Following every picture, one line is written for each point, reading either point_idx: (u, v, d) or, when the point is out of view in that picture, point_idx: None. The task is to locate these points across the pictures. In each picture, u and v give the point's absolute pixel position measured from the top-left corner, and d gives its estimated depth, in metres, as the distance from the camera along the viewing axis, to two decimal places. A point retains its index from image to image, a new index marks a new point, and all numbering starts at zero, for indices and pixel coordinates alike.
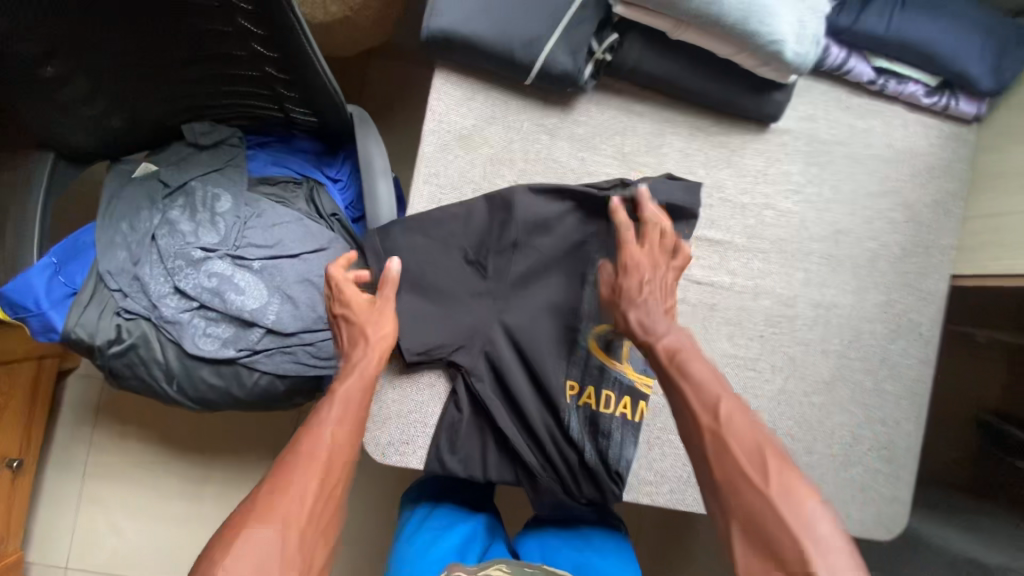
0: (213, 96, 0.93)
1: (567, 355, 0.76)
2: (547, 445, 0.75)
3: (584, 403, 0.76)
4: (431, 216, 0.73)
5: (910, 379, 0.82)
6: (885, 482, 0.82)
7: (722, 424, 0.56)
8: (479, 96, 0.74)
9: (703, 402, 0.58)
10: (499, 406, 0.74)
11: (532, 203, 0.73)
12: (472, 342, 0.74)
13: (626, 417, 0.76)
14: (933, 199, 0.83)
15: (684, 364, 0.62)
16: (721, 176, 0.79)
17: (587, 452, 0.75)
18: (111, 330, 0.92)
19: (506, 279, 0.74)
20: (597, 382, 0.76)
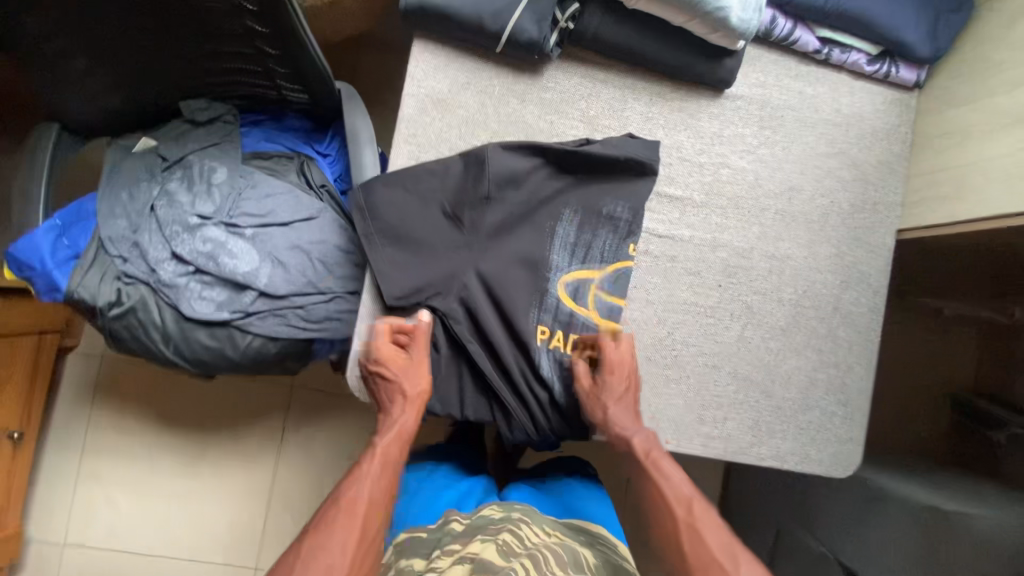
0: (209, 73, 0.99)
1: (538, 303, 0.82)
2: (518, 384, 0.81)
3: (554, 346, 0.82)
4: (410, 172, 0.79)
5: (861, 326, 0.89)
6: (839, 423, 0.88)
7: (697, 518, 0.70)
8: (454, 64, 0.81)
9: (680, 498, 0.73)
10: (474, 347, 0.80)
11: (503, 159, 0.78)
12: (449, 290, 0.79)
13: (592, 359, 0.83)
14: (878, 160, 0.89)
15: (662, 465, 0.76)
16: (680, 137, 0.85)
17: (556, 390, 0.82)
18: (112, 293, 0.97)
19: (480, 230, 0.79)
20: (566, 327, 0.82)
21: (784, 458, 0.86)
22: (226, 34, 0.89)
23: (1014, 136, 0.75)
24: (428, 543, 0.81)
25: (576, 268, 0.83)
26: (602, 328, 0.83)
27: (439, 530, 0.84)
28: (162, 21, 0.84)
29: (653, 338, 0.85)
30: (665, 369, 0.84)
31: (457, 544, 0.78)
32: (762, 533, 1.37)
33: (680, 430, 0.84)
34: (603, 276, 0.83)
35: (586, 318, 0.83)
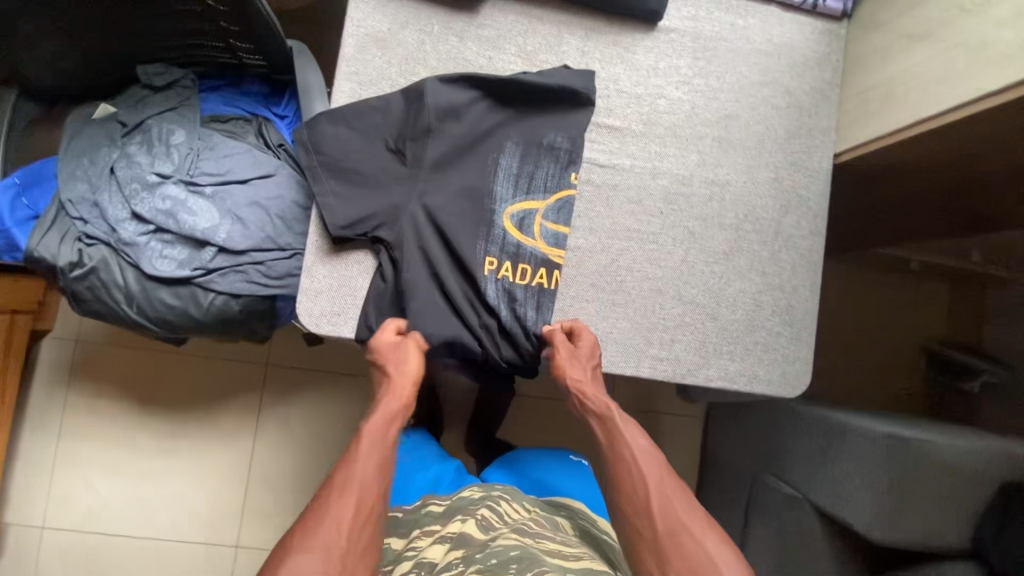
0: (163, 35, 1.02)
1: (483, 233, 0.82)
2: (462, 310, 0.82)
3: (502, 276, 0.82)
4: (350, 108, 0.80)
5: (804, 249, 0.91)
6: (787, 343, 0.89)
7: (666, 487, 0.70)
8: (392, 4, 0.83)
9: (653, 468, 0.72)
10: (419, 273, 0.81)
11: (441, 90, 0.80)
12: (393, 219, 0.81)
13: (542, 286, 0.84)
14: (811, 87, 0.92)
15: (631, 434, 0.77)
16: (616, 70, 0.88)
17: (504, 318, 0.83)
18: (73, 254, 0.99)
19: (423, 163, 0.81)
20: (514, 257, 0.83)
21: (733, 379, 0.88)
22: None
23: (928, 45, 0.78)
24: (406, 525, 0.85)
25: (521, 199, 0.84)
26: (549, 256, 0.84)
27: (417, 512, 0.87)
28: None
29: (598, 266, 0.86)
30: (612, 294, 0.86)
31: (436, 524, 0.82)
32: (737, 486, 1.37)
33: (629, 352, 0.86)
34: (547, 206, 0.84)
35: (533, 247, 0.83)
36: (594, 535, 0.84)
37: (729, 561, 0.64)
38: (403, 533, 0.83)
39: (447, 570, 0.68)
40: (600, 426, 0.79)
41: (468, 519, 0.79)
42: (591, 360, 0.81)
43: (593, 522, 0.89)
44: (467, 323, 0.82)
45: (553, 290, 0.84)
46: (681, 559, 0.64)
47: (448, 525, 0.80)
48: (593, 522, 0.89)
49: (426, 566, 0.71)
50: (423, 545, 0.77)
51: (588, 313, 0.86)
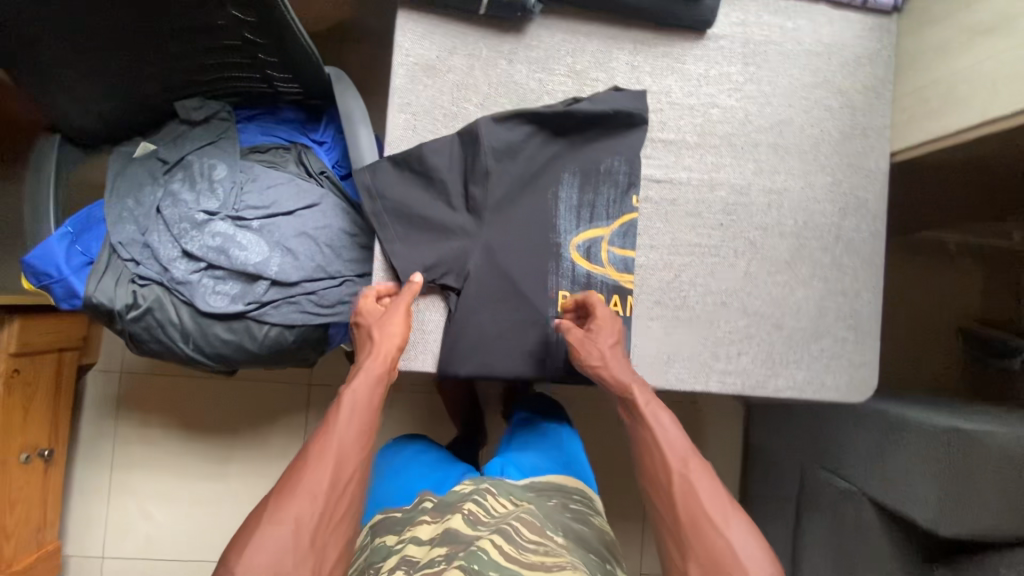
0: (200, 70, 1.01)
1: (551, 268, 0.83)
2: (537, 351, 0.83)
3: (577, 308, 0.83)
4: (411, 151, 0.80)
5: (866, 252, 0.90)
6: (852, 348, 0.90)
7: (689, 474, 0.69)
8: (439, 30, 0.82)
9: (678, 455, 0.70)
10: (493, 320, 0.82)
11: (498, 134, 0.80)
12: (469, 264, 0.81)
13: (618, 313, 0.84)
14: (865, 85, 0.91)
15: (657, 419, 0.74)
16: (667, 82, 0.87)
17: (580, 354, 0.83)
18: (128, 296, 0.99)
19: (488, 202, 0.80)
20: (586, 287, 0.83)
21: (801, 389, 0.88)
22: (213, 26, 0.91)
23: (1000, 38, 0.75)
24: (401, 521, 0.87)
25: (585, 228, 0.84)
26: (620, 282, 0.84)
27: (412, 510, 0.88)
28: (153, 17, 0.87)
29: (661, 283, 0.86)
30: (676, 310, 0.86)
31: (428, 518, 0.84)
32: (788, 478, 1.38)
33: (698, 367, 0.86)
34: (612, 232, 0.84)
35: (603, 275, 0.84)
36: (580, 531, 0.84)
37: (750, 549, 0.63)
38: (397, 530, 0.85)
39: (428, 568, 0.70)
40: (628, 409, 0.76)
41: (455, 515, 0.80)
42: (609, 341, 0.79)
43: (580, 512, 0.89)
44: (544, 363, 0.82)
45: (629, 317, 0.84)
46: (703, 547, 0.64)
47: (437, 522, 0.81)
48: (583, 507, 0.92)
49: (411, 564, 0.73)
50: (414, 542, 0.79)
51: (654, 332, 0.85)
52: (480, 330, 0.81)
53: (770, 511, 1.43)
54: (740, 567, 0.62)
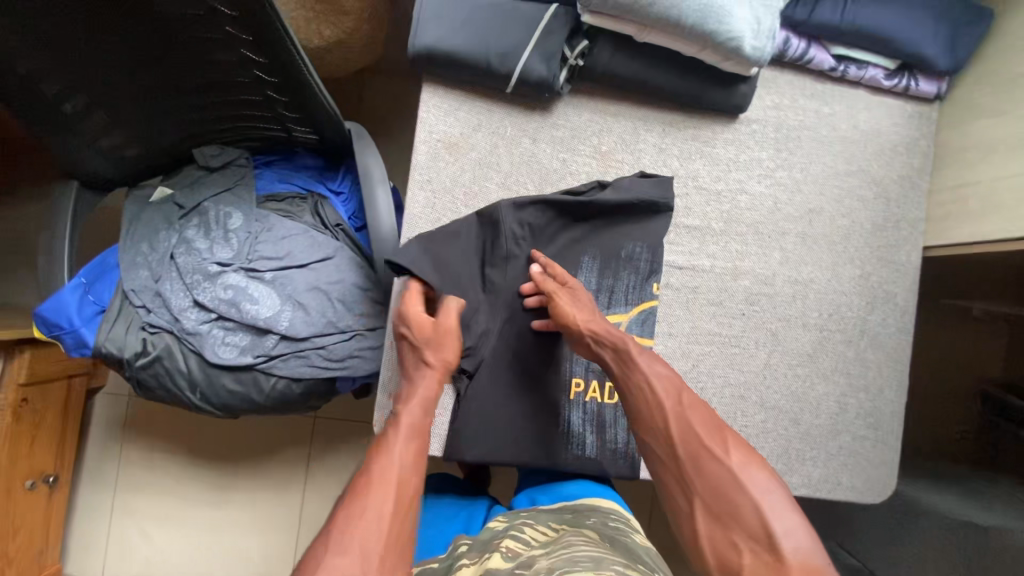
0: (220, 120, 1.00)
1: (566, 357, 0.82)
2: (550, 440, 0.80)
3: (590, 397, 0.82)
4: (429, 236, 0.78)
5: (892, 348, 0.87)
6: (872, 447, 0.87)
7: (686, 411, 0.66)
8: (464, 107, 0.80)
9: (672, 396, 0.68)
10: (501, 405, 0.80)
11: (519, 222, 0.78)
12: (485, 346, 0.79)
13: None
14: (899, 175, 0.88)
15: (647, 362, 0.71)
16: (695, 166, 0.84)
17: (590, 444, 0.81)
18: (137, 344, 0.99)
19: (504, 290, 0.79)
20: (601, 376, 0.82)
21: (816, 487, 0.85)
22: (234, 83, 0.90)
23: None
24: (437, 573, 0.69)
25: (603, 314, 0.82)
26: None
27: (448, 560, 0.71)
28: (176, 74, 0.86)
29: (677, 372, 0.84)
30: None
31: (466, 561, 0.67)
32: None
33: None
34: (630, 319, 0.82)
35: None
36: (627, 546, 0.65)
37: (756, 475, 0.59)
38: None
39: None
40: (615, 358, 0.73)
41: (493, 554, 0.65)
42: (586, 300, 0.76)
43: (621, 528, 0.69)
44: (554, 452, 0.80)
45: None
46: (707, 481, 0.60)
47: (476, 566, 0.65)
48: (626, 524, 0.72)
49: None
50: None
51: None
52: (489, 417, 0.79)
53: None
54: (748, 496, 0.57)
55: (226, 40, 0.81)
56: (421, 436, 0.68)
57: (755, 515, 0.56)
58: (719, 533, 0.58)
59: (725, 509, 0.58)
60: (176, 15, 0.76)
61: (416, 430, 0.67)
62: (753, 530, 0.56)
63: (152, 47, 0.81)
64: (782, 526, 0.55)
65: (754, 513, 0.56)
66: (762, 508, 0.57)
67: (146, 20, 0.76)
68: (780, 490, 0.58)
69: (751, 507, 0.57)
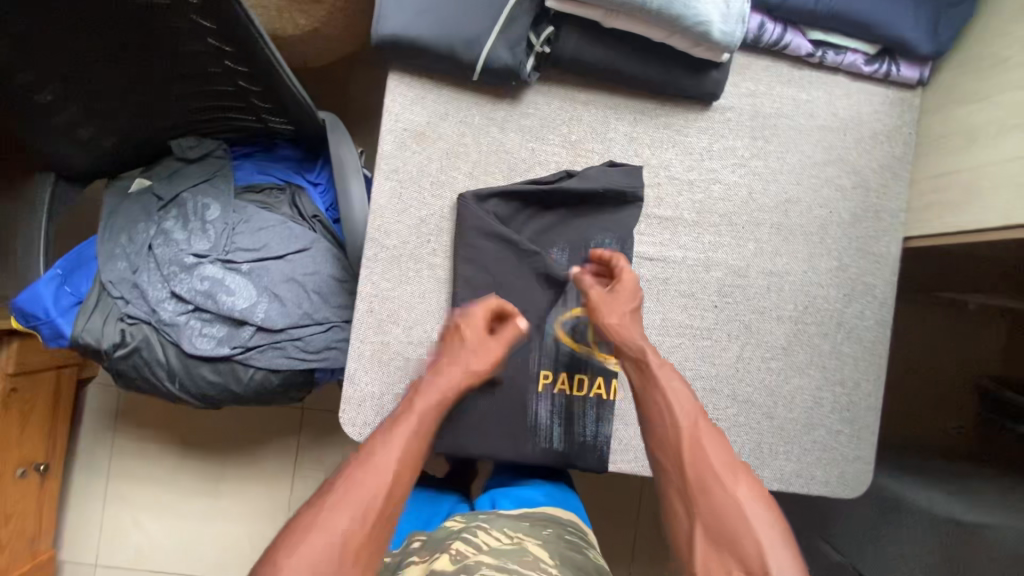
0: (196, 113, 1.00)
1: (537, 349, 0.80)
2: (518, 433, 0.79)
3: (559, 390, 0.80)
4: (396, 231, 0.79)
5: (869, 341, 0.85)
6: (847, 443, 0.85)
7: (701, 429, 0.65)
8: (430, 95, 0.79)
9: (689, 412, 0.66)
10: (470, 400, 0.79)
11: (491, 222, 0.78)
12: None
13: (601, 397, 0.81)
14: (880, 164, 0.85)
15: (666, 375, 0.70)
16: (667, 155, 0.83)
17: (557, 438, 0.80)
18: (116, 334, 0.99)
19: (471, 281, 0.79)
20: (570, 368, 0.81)
21: (788, 482, 0.84)
22: (205, 75, 0.90)
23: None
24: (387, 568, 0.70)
25: (572, 305, 0.81)
26: (607, 365, 0.81)
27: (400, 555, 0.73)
28: (147, 67, 0.86)
29: None
30: None
31: (416, 560, 0.68)
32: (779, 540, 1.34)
33: None
34: None
35: (588, 355, 0.81)
36: (577, 562, 0.67)
37: (760, 511, 0.58)
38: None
39: None
40: (634, 367, 0.72)
41: (442, 556, 0.65)
42: (630, 305, 0.75)
43: (574, 542, 0.73)
44: (521, 445, 0.79)
45: (612, 401, 0.81)
46: (710, 506, 0.59)
47: (424, 565, 0.65)
48: (582, 538, 0.76)
49: None
50: None
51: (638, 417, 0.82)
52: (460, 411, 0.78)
53: None
54: (749, 530, 0.57)
55: (193, 29, 0.80)
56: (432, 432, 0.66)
57: (755, 550, 0.56)
58: (712, 559, 0.57)
59: (726, 536, 0.57)
60: (142, 5, 0.75)
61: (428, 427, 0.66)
62: (749, 565, 0.55)
63: (119, 43, 0.81)
64: (780, 566, 0.54)
65: (753, 546, 0.56)
66: (764, 542, 0.56)
67: (112, 11, 0.75)
68: (782, 531, 0.57)
69: (750, 539, 0.56)
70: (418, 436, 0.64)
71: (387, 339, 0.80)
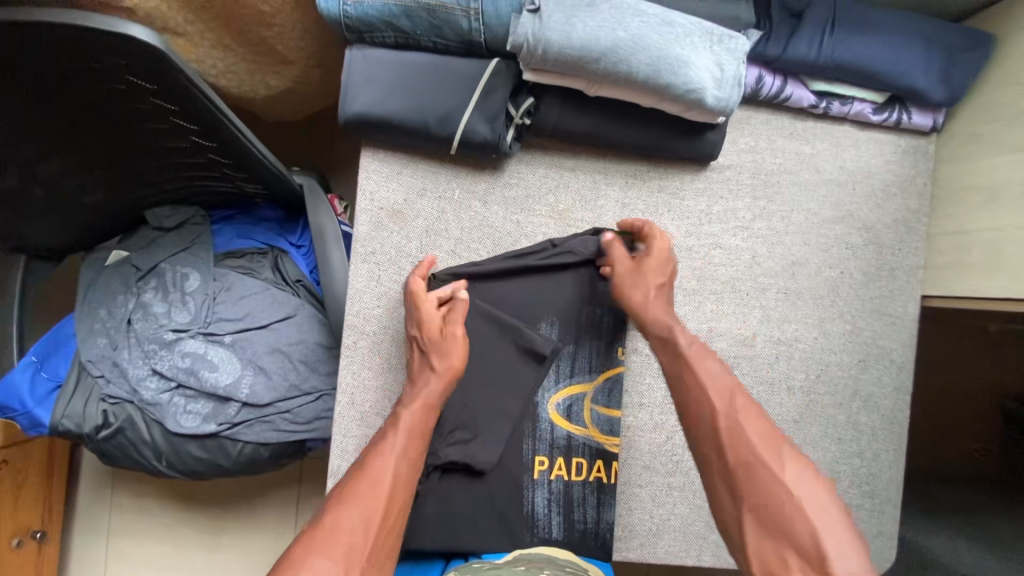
0: (168, 182, 0.96)
1: (532, 433, 0.76)
2: (517, 527, 0.74)
3: (556, 476, 0.75)
4: (375, 316, 0.75)
5: (887, 409, 0.80)
6: (868, 517, 0.79)
7: (739, 408, 0.56)
8: (407, 170, 0.74)
9: (725, 391, 0.58)
10: (461, 493, 0.74)
11: (480, 305, 0.75)
12: (439, 428, 0.73)
13: (602, 481, 0.76)
14: (894, 219, 0.79)
15: (700, 356, 0.62)
16: (662, 221, 0.77)
17: (556, 527, 0.75)
18: (98, 416, 0.96)
19: None
20: (566, 451, 0.76)
21: None
22: (174, 149, 0.86)
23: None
24: None
25: (565, 384, 0.76)
26: (605, 446, 0.76)
27: None
28: (112, 147, 0.82)
29: (650, 445, 0.78)
30: (667, 476, 0.78)
31: None
32: None
33: (689, 540, 0.77)
34: (595, 388, 0.76)
35: (585, 437, 0.76)
36: None
37: (814, 495, 0.50)
38: None
39: None
40: (667, 349, 0.65)
41: None
42: (659, 279, 0.71)
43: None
44: (520, 540, 0.74)
45: (614, 484, 0.76)
46: (756, 491, 0.51)
47: None
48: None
49: None
50: None
51: (643, 501, 0.77)
52: (451, 505, 0.73)
53: None
54: (802, 513, 0.49)
55: (154, 109, 0.76)
56: (421, 443, 0.64)
57: (810, 537, 0.48)
58: (767, 545, 0.49)
59: (777, 524, 0.49)
60: (95, 91, 0.70)
61: (416, 438, 0.63)
62: (807, 552, 0.47)
63: (80, 129, 0.77)
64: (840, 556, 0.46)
65: (809, 533, 0.48)
66: (822, 531, 0.48)
67: (63, 98, 0.71)
68: (839, 515, 0.48)
69: (804, 526, 0.48)
70: (410, 449, 0.62)
71: (371, 430, 0.75)
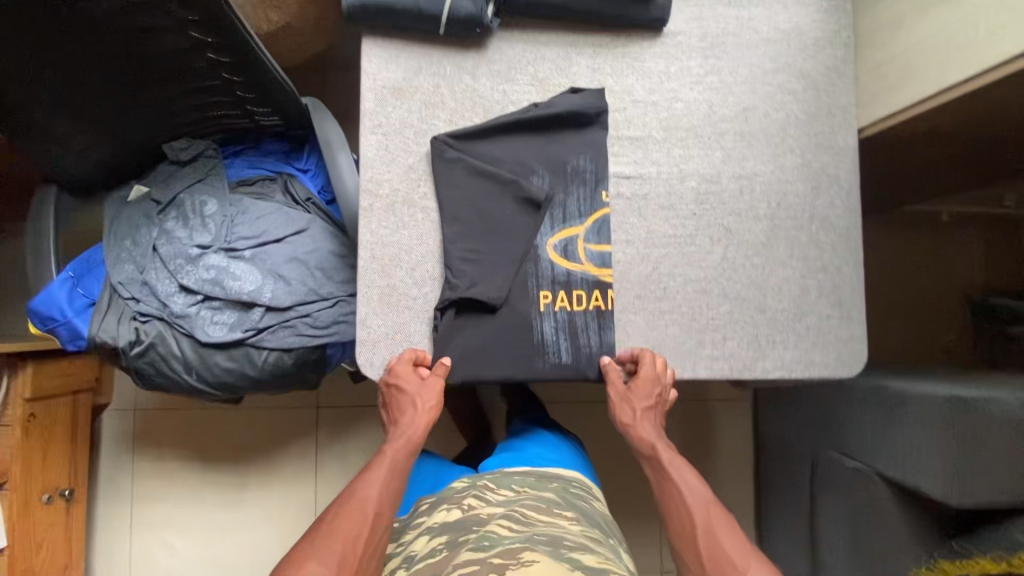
0: (186, 115, 1.04)
1: (534, 271, 0.85)
2: (531, 354, 0.84)
3: (559, 307, 0.85)
4: (387, 181, 0.84)
5: (843, 228, 0.91)
6: (839, 325, 0.90)
7: (710, 509, 0.77)
8: (403, 54, 0.85)
9: (699, 500, 0.78)
10: (475, 327, 0.84)
11: (476, 162, 0.85)
12: (452, 270, 0.83)
13: (600, 308, 0.86)
14: (826, 66, 0.92)
15: (680, 471, 0.82)
16: (629, 82, 0.89)
17: (564, 351, 0.85)
18: (131, 332, 1.03)
19: (461, 216, 0.84)
20: (567, 285, 0.85)
21: (789, 367, 0.89)
22: (190, 72, 0.94)
23: (958, 4, 0.75)
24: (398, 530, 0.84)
25: (560, 228, 0.86)
26: (601, 277, 0.86)
27: (409, 518, 0.85)
28: (135, 70, 0.90)
29: (640, 276, 0.88)
30: (657, 302, 0.88)
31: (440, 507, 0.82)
32: (796, 467, 1.32)
33: (682, 356, 0.88)
34: (586, 229, 0.86)
35: (583, 271, 0.86)
36: (583, 508, 0.83)
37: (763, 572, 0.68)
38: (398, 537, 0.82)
39: (431, 556, 0.70)
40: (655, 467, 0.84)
41: (456, 507, 0.80)
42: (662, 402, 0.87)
43: (578, 493, 0.88)
44: (534, 366, 0.83)
45: (611, 310, 0.86)
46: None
47: (434, 516, 0.80)
48: (585, 490, 0.91)
49: (411, 559, 0.73)
50: (428, 530, 0.78)
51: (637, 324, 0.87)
52: (468, 338, 0.84)
53: (783, 508, 1.35)
54: None
55: (173, 23, 0.84)
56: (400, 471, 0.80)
57: None
58: None
59: None
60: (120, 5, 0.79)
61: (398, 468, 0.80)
62: None
63: (108, 47, 0.85)
64: None
65: None
66: None
67: (93, 12, 0.79)
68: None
69: None
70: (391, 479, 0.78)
71: (392, 281, 0.84)
